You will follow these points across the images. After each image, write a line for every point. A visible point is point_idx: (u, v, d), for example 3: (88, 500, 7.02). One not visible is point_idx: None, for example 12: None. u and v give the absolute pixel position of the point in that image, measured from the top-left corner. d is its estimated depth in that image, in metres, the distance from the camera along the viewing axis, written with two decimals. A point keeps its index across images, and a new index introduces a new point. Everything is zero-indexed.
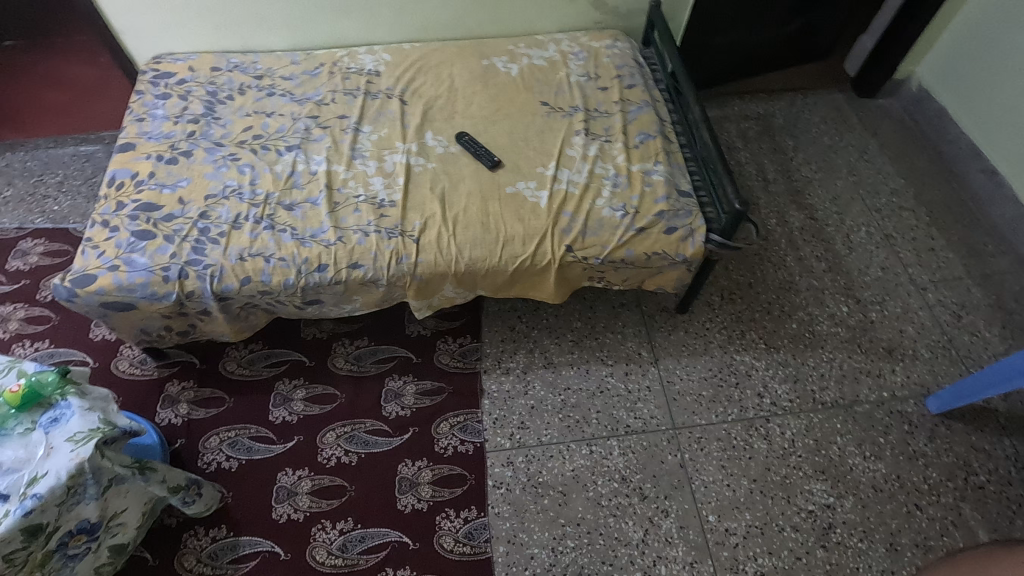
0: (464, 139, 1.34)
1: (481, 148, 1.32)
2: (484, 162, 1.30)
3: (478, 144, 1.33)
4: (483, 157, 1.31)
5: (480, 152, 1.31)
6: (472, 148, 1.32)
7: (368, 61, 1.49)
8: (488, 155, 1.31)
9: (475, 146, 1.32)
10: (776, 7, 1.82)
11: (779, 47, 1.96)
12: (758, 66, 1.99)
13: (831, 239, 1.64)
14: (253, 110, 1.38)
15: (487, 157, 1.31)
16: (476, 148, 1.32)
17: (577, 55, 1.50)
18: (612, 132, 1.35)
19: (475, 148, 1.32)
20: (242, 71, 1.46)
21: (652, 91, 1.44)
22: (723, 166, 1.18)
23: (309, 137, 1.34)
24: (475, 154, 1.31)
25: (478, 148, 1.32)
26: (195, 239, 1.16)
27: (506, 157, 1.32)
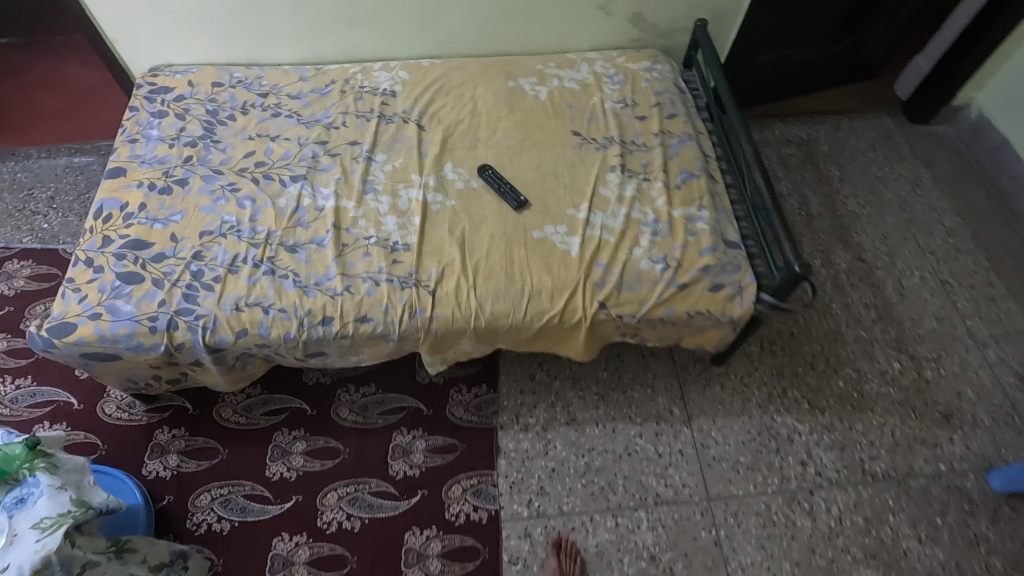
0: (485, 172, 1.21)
1: (505, 183, 1.19)
2: (508, 200, 1.17)
3: (502, 179, 1.20)
4: (508, 195, 1.17)
5: (504, 189, 1.18)
6: (494, 183, 1.19)
7: (383, 79, 1.35)
8: (513, 192, 1.18)
9: (498, 182, 1.19)
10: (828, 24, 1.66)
11: (828, 65, 1.80)
12: (804, 85, 1.84)
13: (882, 283, 1.50)
14: (257, 133, 1.26)
15: (512, 194, 1.18)
16: (499, 183, 1.19)
17: (613, 78, 1.37)
18: (651, 169, 1.21)
19: (497, 184, 1.19)
20: (245, 87, 1.33)
21: (695, 121, 1.30)
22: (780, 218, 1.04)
23: (316, 166, 1.21)
24: (498, 190, 1.18)
25: (503, 183, 1.19)
26: (187, 284, 1.04)
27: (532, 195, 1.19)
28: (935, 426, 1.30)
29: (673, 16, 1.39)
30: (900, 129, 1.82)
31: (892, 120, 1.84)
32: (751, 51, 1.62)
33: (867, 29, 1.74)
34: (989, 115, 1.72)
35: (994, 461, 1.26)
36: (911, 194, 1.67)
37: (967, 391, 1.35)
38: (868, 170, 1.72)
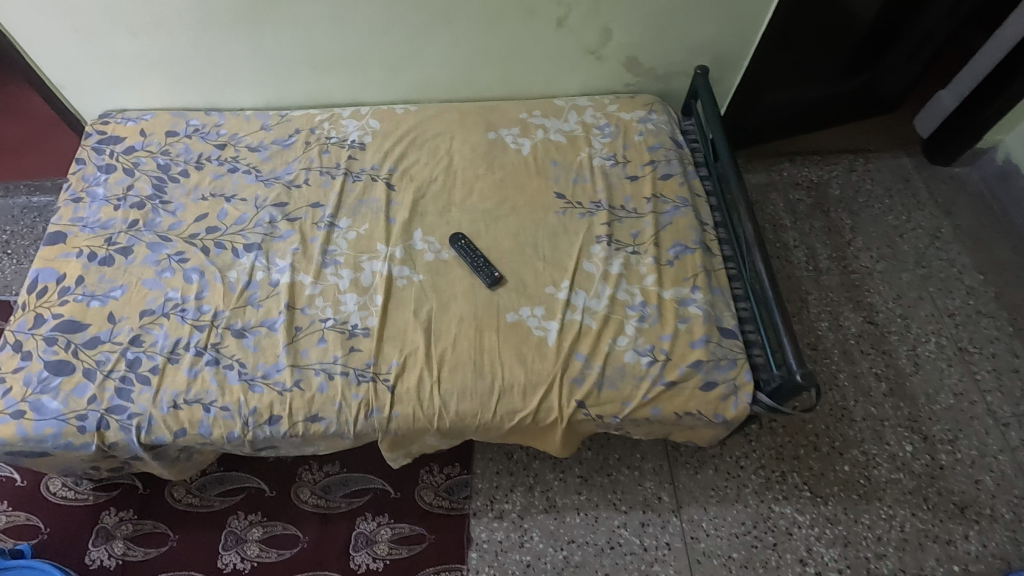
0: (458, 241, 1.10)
1: (479, 255, 1.08)
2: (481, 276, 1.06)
3: (476, 250, 1.09)
4: (482, 270, 1.06)
5: (477, 263, 1.07)
6: (467, 256, 1.08)
7: (352, 128, 1.24)
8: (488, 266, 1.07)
9: (472, 253, 1.08)
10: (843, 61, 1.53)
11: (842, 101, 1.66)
12: (815, 122, 1.70)
13: (894, 351, 1.38)
14: (210, 192, 1.15)
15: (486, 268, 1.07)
16: (473, 256, 1.08)
17: (603, 129, 1.25)
18: (641, 240, 1.10)
19: (471, 256, 1.08)
20: (202, 137, 1.23)
21: (692, 182, 1.19)
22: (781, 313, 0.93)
23: (273, 232, 1.11)
24: (471, 263, 1.07)
25: (476, 255, 1.08)
26: (121, 376, 0.94)
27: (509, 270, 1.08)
28: (950, 520, 1.19)
29: (670, 61, 1.26)
30: (918, 171, 1.68)
31: (910, 161, 1.70)
32: (757, 91, 1.49)
33: (886, 65, 1.60)
34: (1017, 161, 1.58)
35: (1014, 563, 1.15)
36: (928, 248, 1.54)
37: (985, 479, 1.23)
38: (883, 219, 1.59)
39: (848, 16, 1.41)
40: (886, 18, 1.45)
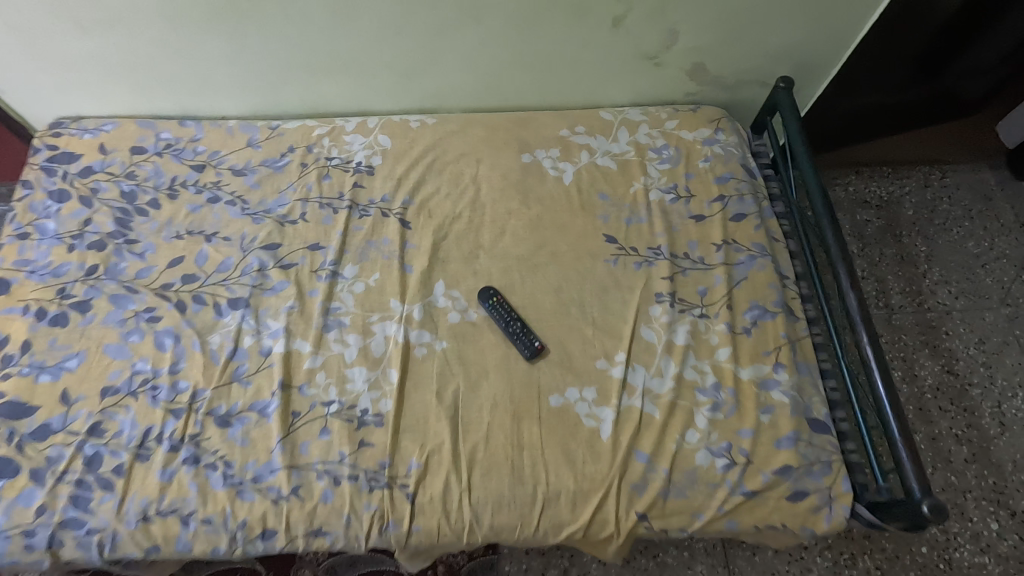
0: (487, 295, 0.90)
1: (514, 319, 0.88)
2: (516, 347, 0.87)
3: (511, 311, 0.89)
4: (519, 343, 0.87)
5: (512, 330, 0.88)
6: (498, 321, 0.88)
7: (357, 147, 1.03)
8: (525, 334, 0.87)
9: (505, 316, 0.89)
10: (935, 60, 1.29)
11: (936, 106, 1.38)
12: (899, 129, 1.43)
13: (976, 408, 1.21)
14: (186, 229, 0.95)
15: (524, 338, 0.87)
16: (507, 320, 0.88)
17: (661, 153, 1.03)
18: (710, 300, 0.91)
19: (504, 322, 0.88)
20: (175, 155, 1.01)
21: (770, 224, 0.98)
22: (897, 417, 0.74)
23: (263, 283, 0.91)
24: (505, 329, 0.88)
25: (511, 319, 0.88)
26: (78, 478, 0.76)
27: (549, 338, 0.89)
28: None
29: (745, 69, 1.04)
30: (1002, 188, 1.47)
31: (992, 175, 1.49)
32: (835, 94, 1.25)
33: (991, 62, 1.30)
34: None
35: None
36: (1015, 282, 1.35)
37: None
38: (963, 246, 1.39)
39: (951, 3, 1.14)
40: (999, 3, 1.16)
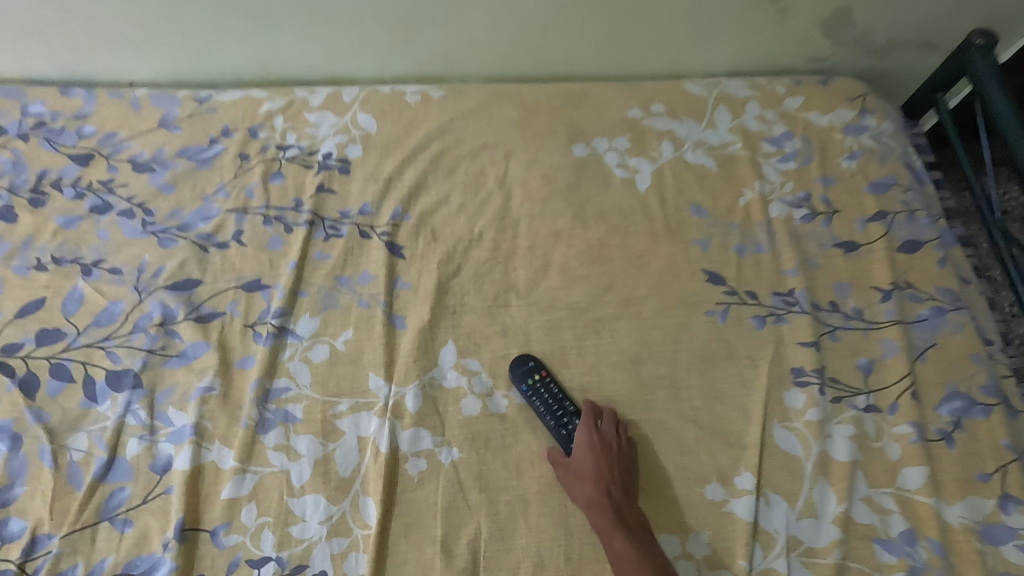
0: (525, 367, 0.56)
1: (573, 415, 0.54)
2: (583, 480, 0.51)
3: (565, 398, 0.55)
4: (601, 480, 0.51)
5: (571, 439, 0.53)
6: (545, 418, 0.54)
7: (327, 131, 0.69)
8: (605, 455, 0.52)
9: (556, 407, 0.54)
10: None
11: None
12: None
13: None
14: (53, 255, 0.61)
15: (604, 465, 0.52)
16: (560, 415, 0.54)
17: (781, 145, 0.69)
18: (881, 382, 0.57)
19: (557, 421, 0.54)
20: (47, 140, 0.67)
21: (958, 257, 0.63)
22: None
23: (167, 345, 0.57)
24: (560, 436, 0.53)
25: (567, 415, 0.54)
26: None
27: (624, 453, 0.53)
28: None
29: (908, 21, 0.69)
30: None
31: None
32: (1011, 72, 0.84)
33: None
34: None
35: None
36: None
37: None
38: None
39: None
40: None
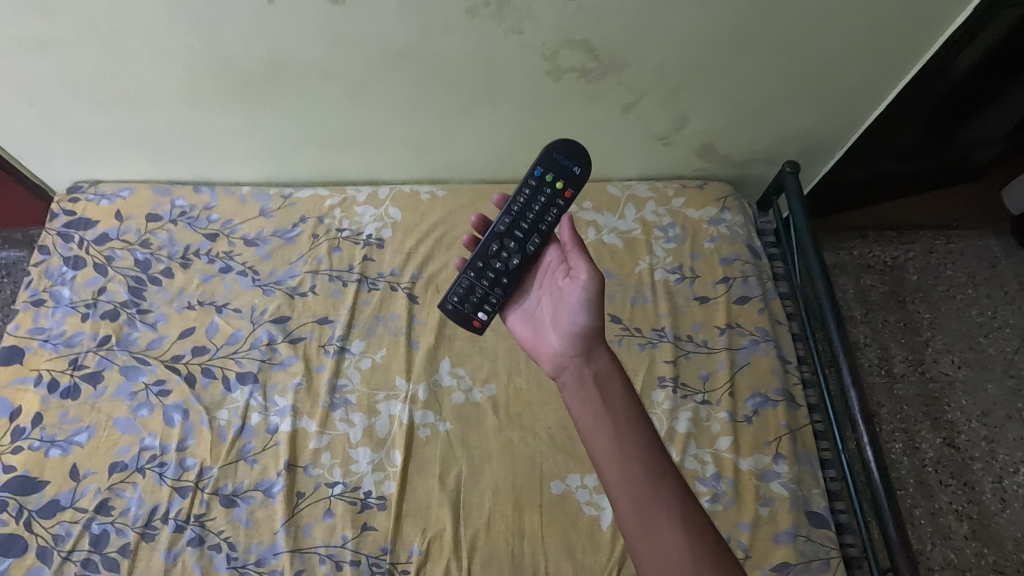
0: (556, 164, 0.74)
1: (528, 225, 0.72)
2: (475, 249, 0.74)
3: (546, 206, 0.72)
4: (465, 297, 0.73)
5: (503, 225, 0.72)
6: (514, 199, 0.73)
7: (368, 219, 1.05)
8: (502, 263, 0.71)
9: (530, 205, 0.72)
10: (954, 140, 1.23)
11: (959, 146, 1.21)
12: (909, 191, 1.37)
13: (978, 482, 1.22)
14: (198, 299, 0.97)
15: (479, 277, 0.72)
16: (527, 213, 0.72)
17: (667, 231, 1.05)
18: (713, 385, 0.92)
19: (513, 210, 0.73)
20: (189, 223, 1.03)
21: (774, 307, 0.99)
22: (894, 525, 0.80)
23: (272, 357, 0.92)
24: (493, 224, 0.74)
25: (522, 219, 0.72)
26: (84, 558, 0.78)
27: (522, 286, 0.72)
28: None
29: (751, 150, 1.06)
30: (1008, 256, 1.44)
31: (998, 242, 1.45)
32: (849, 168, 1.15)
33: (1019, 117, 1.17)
34: None
35: None
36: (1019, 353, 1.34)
37: None
38: (965, 313, 1.39)
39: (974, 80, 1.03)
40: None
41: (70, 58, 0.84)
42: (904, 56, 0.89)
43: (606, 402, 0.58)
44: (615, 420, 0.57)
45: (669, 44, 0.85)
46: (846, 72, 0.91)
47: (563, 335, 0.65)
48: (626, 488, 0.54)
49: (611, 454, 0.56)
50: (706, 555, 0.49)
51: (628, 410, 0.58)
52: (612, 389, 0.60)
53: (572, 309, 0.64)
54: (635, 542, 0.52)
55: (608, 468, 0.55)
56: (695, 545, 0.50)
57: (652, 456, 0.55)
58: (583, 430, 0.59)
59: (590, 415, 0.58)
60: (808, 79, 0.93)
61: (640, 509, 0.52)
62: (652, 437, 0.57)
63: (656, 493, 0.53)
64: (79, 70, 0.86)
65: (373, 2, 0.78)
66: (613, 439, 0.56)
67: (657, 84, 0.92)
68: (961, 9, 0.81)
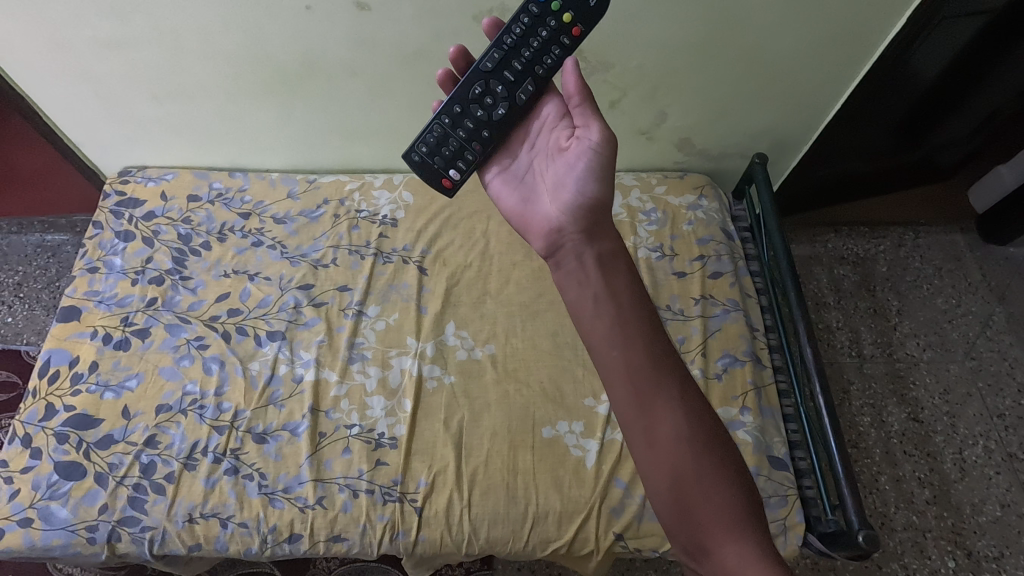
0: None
1: (521, 64, 0.73)
2: (456, 89, 0.77)
3: (546, 39, 0.73)
4: (437, 151, 0.79)
5: (494, 62, 0.74)
6: (508, 30, 0.73)
7: (384, 202, 1.18)
8: (488, 108, 0.75)
9: (529, 38, 0.73)
10: (922, 148, 1.34)
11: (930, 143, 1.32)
12: (879, 191, 1.49)
13: (939, 453, 1.32)
14: (233, 268, 1.09)
15: (458, 124, 0.77)
16: (524, 48, 0.74)
17: (650, 215, 1.17)
18: (688, 347, 1.04)
19: (505, 44, 0.74)
20: (225, 203, 1.16)
21: (744, 282, 1.11)
22: (843, 463, 0.90)
23: (297, 318, 1.05)
24: (480, 59, 0.75)
25: (516, 57, 0.74)
26: (135, 482, 0.90)
27: (510, 129, 0.76)
28: None
29: (726, 143, 1.19)
30: (972, 251, 1.56)
31: (963, 238, 1.57)
32: (818, 162, 1.27)
33: (976, 122, 1.28)
34: None
35: None
36: (979, 338, 1.45)
37: None
38: (931, 301, 1.50)
39: (931, 96, 1.15)
40: (1005, 50, 1.08)
41: (138, 57, 0.99)
42: (852, 60, 1.03)
43: (611, 290, 0.60)
44: (619, 308, 0.59)
45: (647, 48, 0.99)
46: (803, 75, 1.05)
47: (561, 198, 0.67)
48: (626, 372, 0.57)
49: (612, 340, 0.58)
50: (699, 431, 0.55)
51: (631, 299, 0.59)
52: (612, 277, 0.61)
53: (577, 171, 0.67)
54: (631, 421, 0.56)
55: (606, 354, 0.58)
56: (690, 422, 0.55)
57: (651, 343, 0.58)
58: (582, 315, 0.60)
59: (590, 304, 0.60)
60: (769, 81, 1.06)
61: (639, 392, 0.56)
62: (652, 326, 0.59)
63: (655, 377, 0.56)
64: (143, 65, 1.01)
65: (394, 10, 0.92)
66: (616, 327, 0.58)
67: (638, 83, 1.05)
68: (895, 22, 0.96)
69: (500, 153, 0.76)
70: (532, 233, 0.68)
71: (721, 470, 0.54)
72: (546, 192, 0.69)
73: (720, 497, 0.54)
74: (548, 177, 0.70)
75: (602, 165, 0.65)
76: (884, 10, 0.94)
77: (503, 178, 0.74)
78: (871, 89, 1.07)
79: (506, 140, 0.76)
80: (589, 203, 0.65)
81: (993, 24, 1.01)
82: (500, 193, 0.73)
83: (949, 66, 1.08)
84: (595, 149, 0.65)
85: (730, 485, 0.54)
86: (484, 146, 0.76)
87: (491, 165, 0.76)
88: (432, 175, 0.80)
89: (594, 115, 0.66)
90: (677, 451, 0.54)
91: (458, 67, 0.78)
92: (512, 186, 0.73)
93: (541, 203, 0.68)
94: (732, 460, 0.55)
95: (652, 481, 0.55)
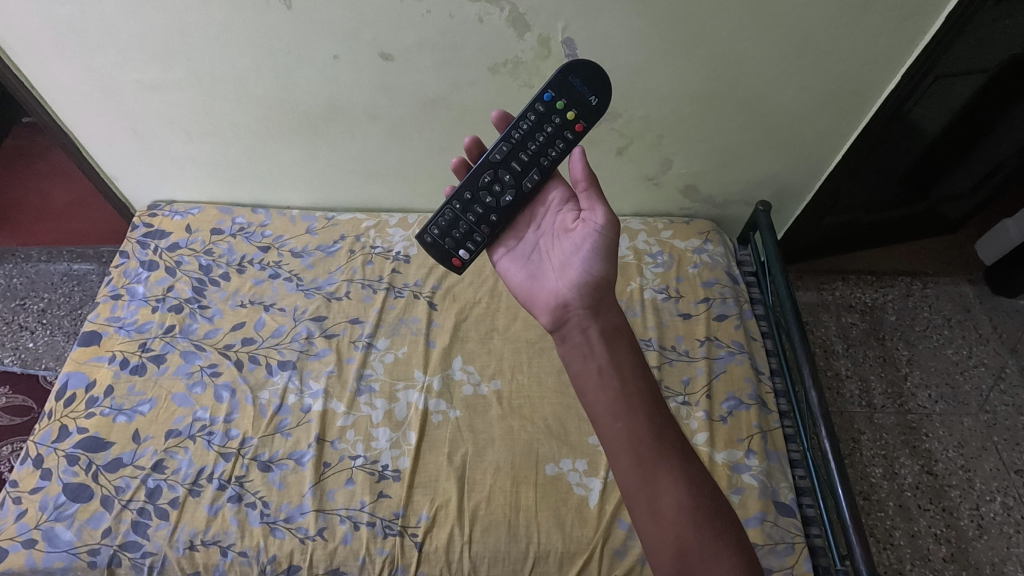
0: (570, 92, 0.78)
1: (528, 156, 0.78)
2: (466, 176, 0.80)
3: (552, 133, 0.78)
4: (447, 233, 0.82)
5: (502, 154, 0.78)
6: (516, 125, 0.78)
7: (398, 239, 1.22)
8: (496, 195, 0.78)
9: (536, 133, 0.78)
10: (926, 199, 1.36)
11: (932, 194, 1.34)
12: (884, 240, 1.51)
13: (955, 508, 1.29)
14: (249, 299, 1.13)
15: (468, 209, 0.80)
16: (531, 141, 0.78)
17: (656, 258, 1.20)
18: (693, 388, 1.04)
19: (513, 138, 0.78)
20: (247, 237, 1.21)
21: (748, 325, 1.12)
22: (851, 510, 0.89)
23: (309, 349, 1.07)
24: (489, 151, 0.79)
25: (524, 148, 0.78)
26: (140, 507, 0.91)
27: (517, 213, 0.79)
28: None
29: (729, 191, 1.23)
30: (981, 302, 1.55)
31: (972, 289, 1.57)
32: (823, 212, 1.30)
33: (978, 175, 1.31)
34: None
35: None
36: (991, 390, 1.44)
37: None
38: (942, 352, 1.49)
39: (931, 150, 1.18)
40: (1001, 108, 1.11)
41: (175, 100, 1.07)
42: (851, 113, 1.07)
43: (615, 363, 0.62)
44: (622, 378, 0.61)
45: (652, 100, 1.05)
46: (803, 126, 1.09)
47: (567, 276, 0.70)
48: (629, 442, 0.58)
49: (615, 411, 0.60)
50: (701, 501, 0.56)
51: (633, 372, 0.62)
52: (615, 349, 0.63)
53: (583, 252, 0.70)
54: (634, 493, 0.57)
55: (610, 426, 0.60)
56: (692, 493, 0.57)
57: (653, 414, 0.60)
58: (585, 387, 0.62)
59: (595, 377, 0.62)
60: (769, 133, 1.11)
61: (643, 463, 0.58)
62: (653, 396, 0.61)
63: (657, 447, 0.58)
64: (178, 106, 1.08)
65: (415, 61, 0.98)
66: (620, 397, 0.60)
67: (644, 132, 1.10)
68: (892, 77, 1.00)
69: (506, 234, 0.80)
70: (539, 308, 0.70)
71: (724, 539, 0.56)
72: (552, 270, 0.72)
73: (727, 567, 0.54)
74: (554, 258, 0.73)
75: (607, 248, 0.69)
76: (878, 68, 0.99)
77: (511, 257, 0.77)
78: (870, 142, 1.10)
79: (513, 222, 0.80)
80: (595, 281, 0.68)
81: (987, 84, 1.05)
82: (508, 271, 0.76)
83: (944, 123, 1.12)
84: (600, 232, 0.70)
85: (734, 554, 0.55)
86: (492, 229, 0.79)
87: (498, 246, 0.79)
88: (442, 255, 0.82)
89: (598, 200, 0.70)
90: (681, 522, 0.56)
91: (471, 154, 0.82)
92: (518, 264, 0.76)
93: (548, 280, 0.71)
94: (734, 529, 0.57)
95: (657, 554, 0.56)
